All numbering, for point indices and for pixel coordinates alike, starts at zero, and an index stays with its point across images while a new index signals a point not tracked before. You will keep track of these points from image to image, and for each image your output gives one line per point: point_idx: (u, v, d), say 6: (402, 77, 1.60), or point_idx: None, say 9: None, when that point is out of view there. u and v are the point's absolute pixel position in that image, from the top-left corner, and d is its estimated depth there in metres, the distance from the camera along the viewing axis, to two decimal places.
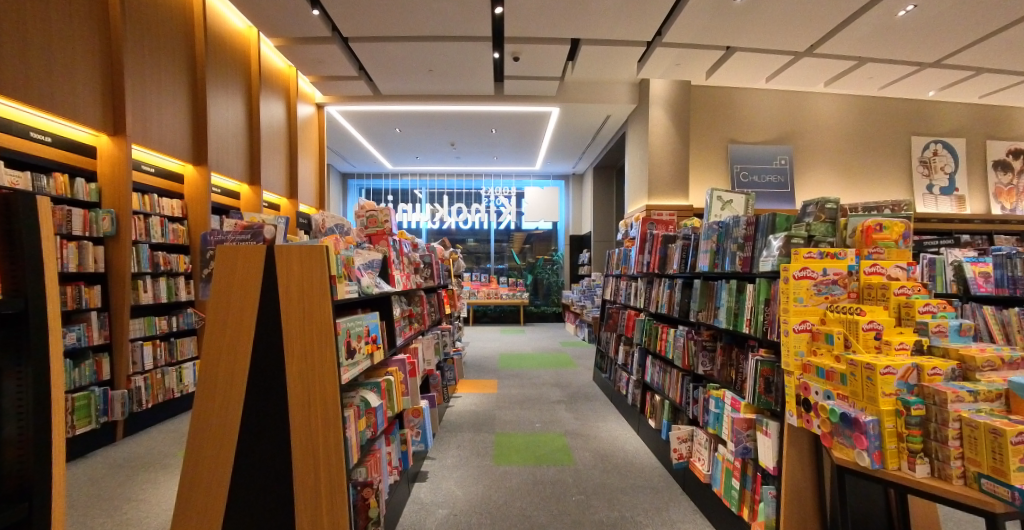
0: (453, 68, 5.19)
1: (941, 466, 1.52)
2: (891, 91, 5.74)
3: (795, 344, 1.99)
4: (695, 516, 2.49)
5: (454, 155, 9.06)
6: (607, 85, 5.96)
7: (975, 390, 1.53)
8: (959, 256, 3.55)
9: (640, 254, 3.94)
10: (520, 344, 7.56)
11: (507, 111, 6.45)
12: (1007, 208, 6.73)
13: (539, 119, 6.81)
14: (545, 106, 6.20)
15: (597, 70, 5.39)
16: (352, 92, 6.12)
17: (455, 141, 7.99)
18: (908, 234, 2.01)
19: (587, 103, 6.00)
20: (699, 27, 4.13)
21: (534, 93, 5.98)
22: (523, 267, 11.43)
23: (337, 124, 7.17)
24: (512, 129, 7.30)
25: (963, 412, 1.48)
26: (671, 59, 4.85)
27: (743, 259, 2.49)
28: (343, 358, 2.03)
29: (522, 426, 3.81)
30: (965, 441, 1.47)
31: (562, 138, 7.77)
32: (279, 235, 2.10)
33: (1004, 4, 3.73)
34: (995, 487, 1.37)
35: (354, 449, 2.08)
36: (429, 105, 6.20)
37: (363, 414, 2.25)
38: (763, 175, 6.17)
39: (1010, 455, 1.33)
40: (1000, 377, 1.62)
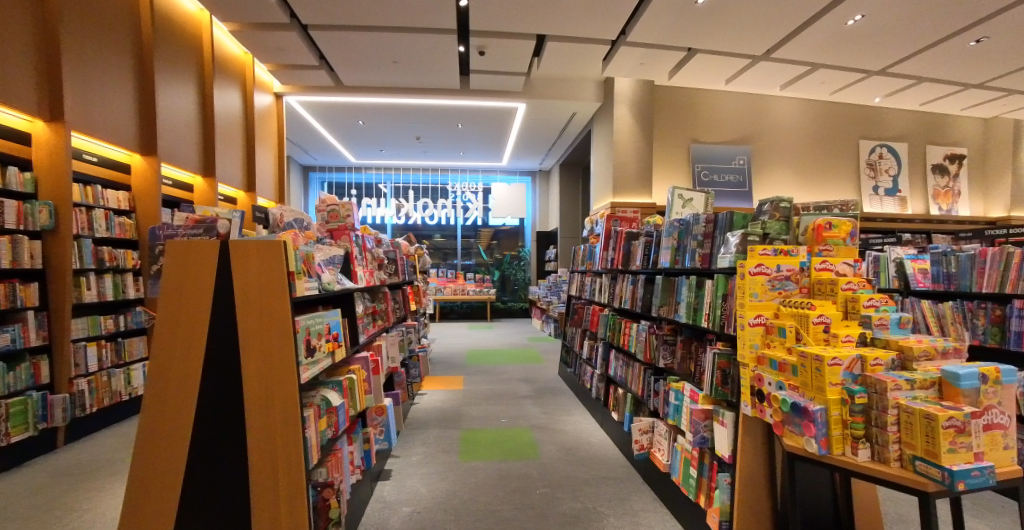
0: (418, 61, 5.10)
1: (880, 450, 1.62)
2: (841, 97, 6.04)
3: (751, 337, 2.07)
4: (656, 505, 2.55)
5: (420, 149, 8.92)
6: (572, 82, 6.01)
7: (911, 379, 1.64)
8: (899, 254, 3.72)
9: (605, 251, 4.00)
10: (486, 340, 7.55)
11: (473, 105, 6.39)
12: (945, 208, 7.22)
13: (506, 115, 6.79)
14: (511, 102, 6.19)
15: (563, 67, 5.42)
16: (314, 83, 5.92)
17: (421, 135, 7.88)
18: (855, 233, 2.15)
19: (554, 100, 6.04)
20: (662, 28, 4.20)
21: (500, 89, 5.96)
22: (490, 263, 11.45)
23: (297, 115, 6.90)
24: (478, 124, 7.23)
25: (901, 399, 1.59)
26: (636, 59, 4.92)
27: (703, 256, 2.56)
28: (302, 356, 1.96)
29: (489, 421, 3.80)
30: (901, 426, 1.58)
31: (528, 134, 7.77)
32: (234, 230, 2.03)
33: (941, 18, 3.99)
34: (928, 468, 1.47)
35: (315, 449, 2.02)
36: (394, 97, 6.07)
37: (324, 413, 2.19)
38: (723, 175, 6.37)
39: (942, 438, 1.44)
40: (934, 366, 1.75)
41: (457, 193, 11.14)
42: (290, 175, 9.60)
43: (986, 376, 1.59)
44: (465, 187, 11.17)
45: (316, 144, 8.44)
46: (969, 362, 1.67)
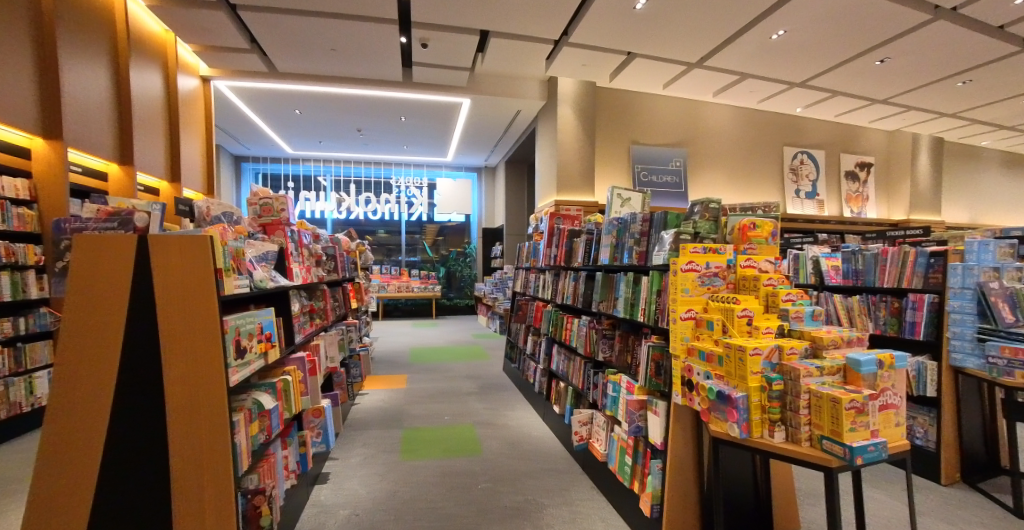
0: (358, 50, 4.93)
1: (793, 432, 1.77)
2: (768, 106, 6.48)
3: (682, 330, 2.18)
4: (593, 494, 2.63)
5: (363, 142, 8.63)
6: (517, 80, 6.05)
7: (821, 367, 1.81)
8: (815, 252, 3.87)
9: (548, 248, 4.06)
10: (431, 337, 7.46)
11: (416, 98, 6.26)
12: (855, 211, 7.96)
13: (451, 109, 6.72)
14: (455, 96, 6.13)
15: (507, 64, 5.43)
16: (246, 68, 5.56)
17: (362, 127, 7.63)
18: (775, 233, 2.35)
19: (499, 97, 6.06)
20: (603, 30, 4.31)
21: (444, 83, 5.88)
22: (436, 259, 11.34)
23: (225, 100, 6.42)
24: (421, 117, 7.11)
25: (811, 385, 1.75)
26: (579, 60, 5.02)
27: (640, 253, 2.66)
28: (231, 359, 1.84)
29: (432, 419, 3.76)
30: (811, 409, 1.75)
31: (473, 130, 7.73)
32: (154, 224, 1.88)
33: (851, 38, 4.39)
34: (833, 446, 1.63)
35: (245, 455, 1.91)
36: (334, 86, 5.85)
37: (256, 417, 2.08)
38: (662, 175, 6.66)
39: (844, 418, 1.61)
40: (840, 353, 1.94)
41: (402, 188, 10.85)
42: (219, 165, 8.96)
43: (882, 362, 1.79)
44: (409, 182, 10.87)
45: (249, 132, 7.95)
46: (869, 349, 1.87)
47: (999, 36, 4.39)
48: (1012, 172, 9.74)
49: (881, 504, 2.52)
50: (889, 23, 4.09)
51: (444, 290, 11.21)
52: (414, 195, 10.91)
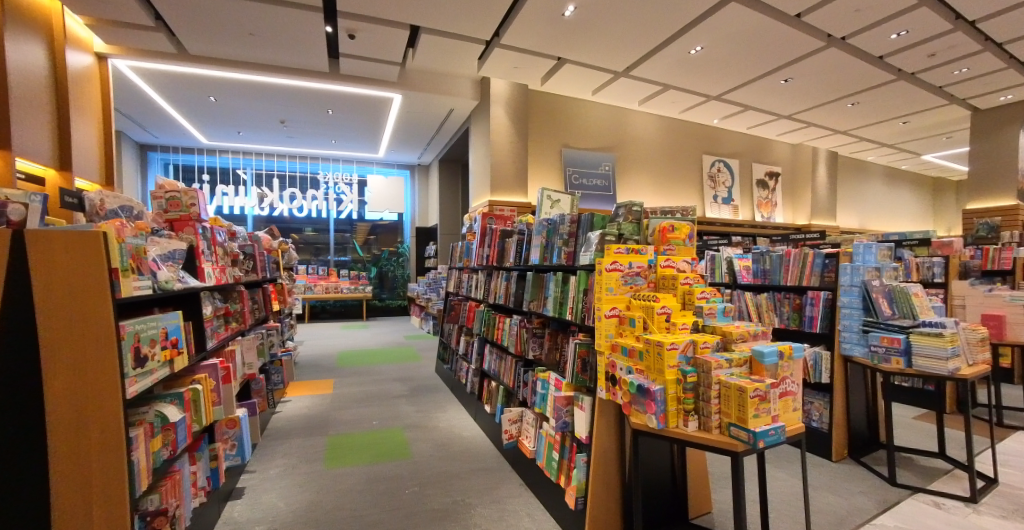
0: (280, 36, 4.66)
1: (705, 420, 1.91)
2: (689, 115, 6.91)
3: (607, 327, 2.26)
4: (521, 490, 2.67)
5: (286, 134, 8.15)
6: (450, 78, 6.03)
7: (729, 359, 1.97)
8: (729, 253, 4.10)
9: (481, 248, 4.06)
10: (361, 340, 7.21)
11: (344, 90, 6.01)
12: (766, 216, 8.73)
13: (381, 104, 6.52)
14: (385, 91, 5.96)
15: (440, 61, 5.36)
16: (149, 47, 5.05)
17: (286, 119, 7.21)
18: (691, 235, 2.51)
19: (431, 94, 5.98)
20: (533, 33, 4.38)
21: (374, 76, 5.71)
22: (367, 259, 11.01)
23: (124, 81, 5.77)
24: (350, 111, 6.84)
25: (721, 376, 1.89)
26: (510, 61, 5.07)
27: (568, 253, 2.73)
28: (128, 367, 1.66)
29: (359, 425, 3.63)
30: (720, 399, 1.89)
31: (404, 126, 7.55)
32: (32, 217, 1.66)
33: (761, 58, 4.79)
34: (739, 432, 1.77)
35: (145, 474, 1.73)
36: (253, 74, 5.48)
37: (158, 431, 1.89)
38: (591, 179, 6.91)
39: (749, 406, 1.75)
40: (747, 346, 2.13)
41: (329, 184, 10.36)
42: (120, 153, 8.05)
43: (782, 353, 1.98)
44: (339, 178, 10.46)
45: (155, 119, 7.23)
46: (772, 342, 2.05)
47: (879, 64, 4.98)
48: (890, 183, 11.13)
49: (780, 482, 2.77)
50: (790, 46, 4.52)
51: (376, 290, 10.98)
52: (344, 191, 10.51)
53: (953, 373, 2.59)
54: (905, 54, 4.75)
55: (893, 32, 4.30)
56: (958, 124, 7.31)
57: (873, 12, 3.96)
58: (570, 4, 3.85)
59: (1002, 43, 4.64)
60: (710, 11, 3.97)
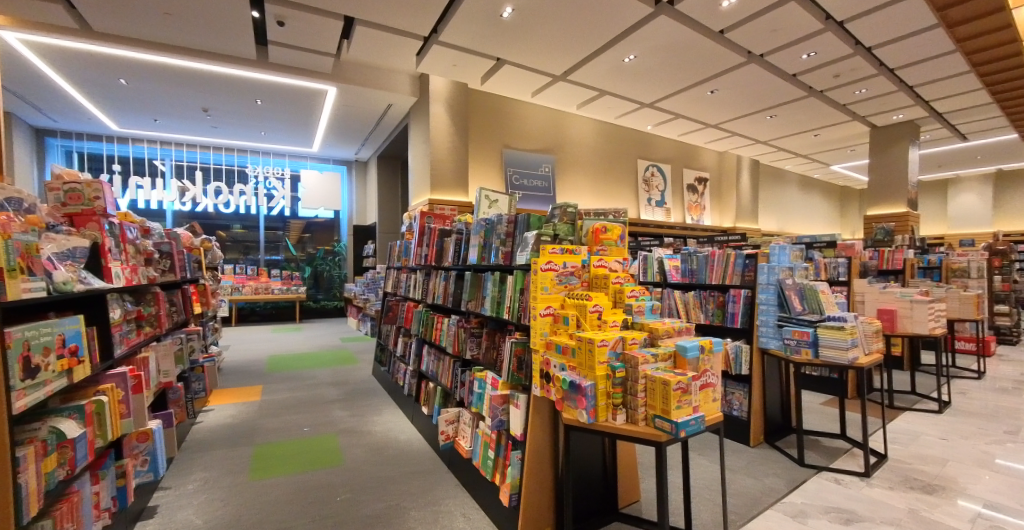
0: (202, 18, 4.35)
1: (632, 413, 2.00)
2: (625, 121, 7.19)
3: (541, 326, 2.30)
4: (456, 491, 2.66)
5: (211, 124, 7.63)
6: (386, 72, 5.95)
7: (655, 354, 2.07)
8: (660, 253, 4.23)
9: (419, 247, 4.00)
10: (293, 343, 6.88)
11: (274, 80, 5.70)
12: (695, 219, 9.26)
13: (315, 96, 6.25)
14: (318, 83, 5.75)
15: (377, 55, 5.22)
16: (45, 20, 4.52)
17: (209, 107, 6.75)
18: (622, 236, 2.62)
19: (367, 88, 5.85)
20: (471, 33, 4.38)
21: (305, 67, 5.48)
22: (301, 259, 10.62)
23: (14, 56, 5.13)
24: (280, 102, 6.50)
25: (647, 370, 1.99)
26: (449, 59, 5.03)
27: (505, 253, 2.76)
28: (14, 380, 1.49)
29: (289, 432, 3.47)
30: (646, 392, 1.99)
31: (339, 120, 7.29)
32: None
33: (692, 69, 5.07)
34: (663, 423, 1.87)
35: (34, 499, 1.54)
36: (172, 57, 5.07)
37: (52, 450, 1.70)
38: (532, 180, 7.01)
39: (672, 398, 1.85)
40: (672, 341, 2.25)
41: (258, 178, 9.65)
42: (11, 138, 7.15)
43: (703, 347, 2.11)
44: (269, 171, 9.75)
45: (56, 101, 6.51)
46: (694, 337, 2.18)
47: (794, 82, 5.43)
48: (805, 190, 12.18)
49: (702, 468, 2.94)
50: (716, 60, 4.82)
51: (311, 291, 10.74)
52: (275, 186, 9.83)
53: (853, 362, 2.88)
54: (815, 73, 5.21)
55: (803, 53, 4.70)
56: (862, 138, 8.12)
57: (785, 34, 4.31)
58: (507, 5, 3.88)
59: (894, 68, 5.21)
60: (641, 22, 4.14)
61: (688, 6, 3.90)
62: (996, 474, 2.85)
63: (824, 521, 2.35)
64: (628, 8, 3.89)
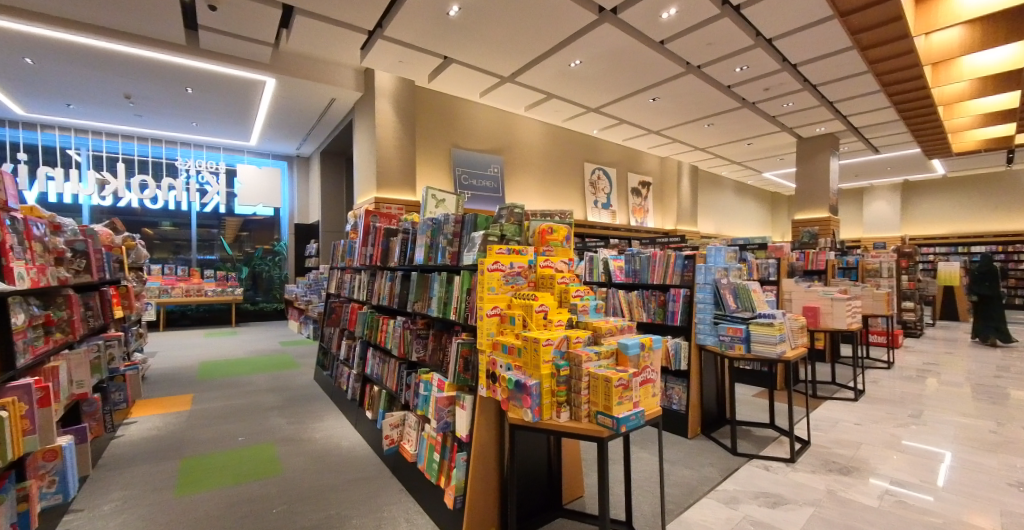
0: None
1: (575, 410, 2.03)
2: (573, 124, 7.34)
3: (488, 326, 2.29)
4: (401, 496, 2.61)
5: (134, 112, 7.04)
6: (328, 66, 5.78)
7: (598, 352, 2.12)
8: (606, 254, 4.38)
9: (364, 247, 3.89)
10: (227, 349, 6.45)
11: (207, 67, 5.34)
12: (639, 221, 9.61)
13: (252, 87, 5.92)
14: (255, 73, 5.47)
15: (320, 48, 5.03)
16: None
17: (132, 94, 6.22)
18: (568, 237, 2.66)
19: (307, 80, 5.64)
20: (417, 29, 4.32)
21: (241, 56, 5.19)
22: (238, 258, 10.03)
23: None
24: (214, 92, 6.11)
25: (591, 368, 2.03)
26: (394, 55, 4.91)
27: (452, 253, 2.73)
28: None
29: (221, 443, 3.26)
30: (590, 389, 2.03)
31: (279, 112, 6.93)
32: None
33: (637, 76, 5.26)
34: (605, 419, 1.92)
35: None
36: (88, 37, 4.63)
37: None
38: (481, 180, 7.00)
39: (614, 394, 1.90)
40: (614, 339, 2.31)
41: (190, 172, 9.12)
42: None
43: (643, 344, 2.18)
44: (202, 165, 9.24)
45: None
46: (636, 335, 2.25)
47: (729, 93, 5.77)
48: (740, 196, 12.99)
49: (641, 461, 3.05)
50: (658, 69, 5.03)
51: (249, 292, 10.11)
52: (208, 180, 9.34)
53: (780, 355, 3.10)
54: (747, 86, 5.56)
55: (737, 66, 5.01)
56: (790, 148, 8.76)
57: (719, 47, 4.58)
58: (453, 4, 3.86)
59: (816, 85, 5.66)
60: (586, 28, 4.25)
61: (631, 16, 4.03)
62: (902, 454, 3.15)
63: (753, 505, 2.50)
64: (572, 14, 3.98)
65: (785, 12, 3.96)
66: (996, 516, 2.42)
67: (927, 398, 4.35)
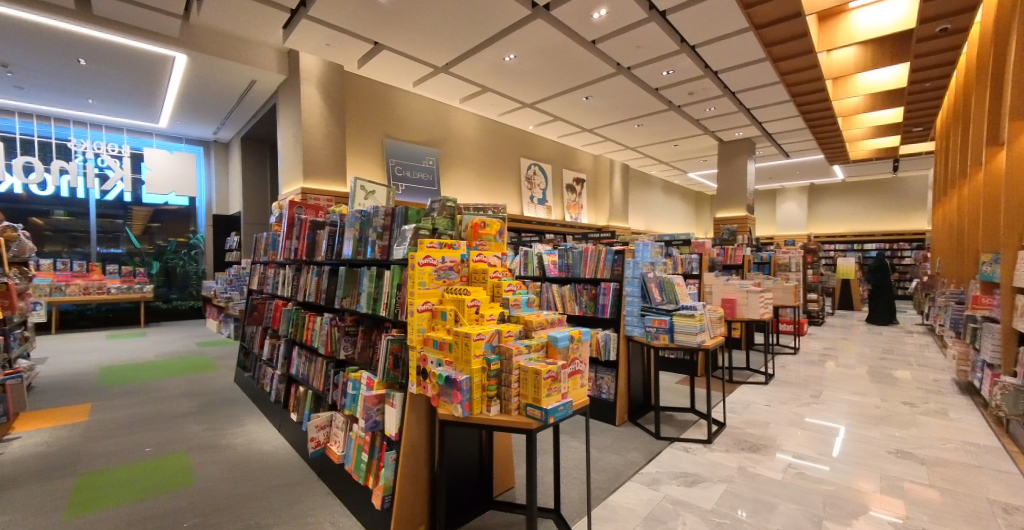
0: None
1: (505, 404, 2.05)
2: (509, 119, 7.37)
3: (419, 322, 2.23)
4: (327, 499, 2.51)
5: (14, 84, 6.14)
6: (248, 44, 5.42)
7: (528, 345, 2.15)
8: (540, 249, 4.45)
9: (288, 240, 3.68)
10: (131, 351, 5.86)
11: (102, 37, 4.77)
12: (574, 217, 9.88)
13: (158, 62, 5.37)
14: (161, 47, 4.98)
15: (238, 24, 4.66)
16: None
17: (9, 62, 5.42)
18: (501, 232, 2.66)
19: (223, 59, 5.24)
20: (345, 12, 4.13)
21: (146, 27, 4.70)
22: (147, 252, 9.14)
23: None
24: (113, 65, 5.48)
25: (521, 361, 2.05)
26: (320, 37, 4.65)
27: (382, 247, 2.64)
28: None
29: (124, 456, 2.96)
30: (519, 382, 2.05)
31: (192, 92, 6.34)
32: None
33: (572, 74, 5.37)
34: (534, 411, 1.95)
35: None
36: None
37: None
38: (416, 172, 6.84)
39: (542, 386, 1.94)
40: (545, 333, 2.35)
41: (87, 155, 8.14)
42: None
43: (572, 337, 2.24)
44: (101, 148, 8.25)
45: None
46: (565, 327, 2.30)
47: (657, 95, 6.05)
48: (667, 194, 13.76)
49: (572, 450, 3.16)
50: (591, 68, 5.17)
51: (161, 289, 9.25)
52: (109, 165, 8.39)
53: (700, 344, 3.32)
54: (673, 89, 5.87)
55: (663, 69, 5.26)
56: (711, 150, 9.40)
57: (647, 51, 4.78)
58: None
59: (735, 92, 6.10)
60: (518, 23, 4.27)
61: (562, 13, 4.09)
62: (804, 430, 3.50)
63: (673, 485, 2.66)
64: (504, 7, 3.98)
65: (705, 22, 4.22)
66: (877, 480, 2.75)
67: (825, 379, 4.86)
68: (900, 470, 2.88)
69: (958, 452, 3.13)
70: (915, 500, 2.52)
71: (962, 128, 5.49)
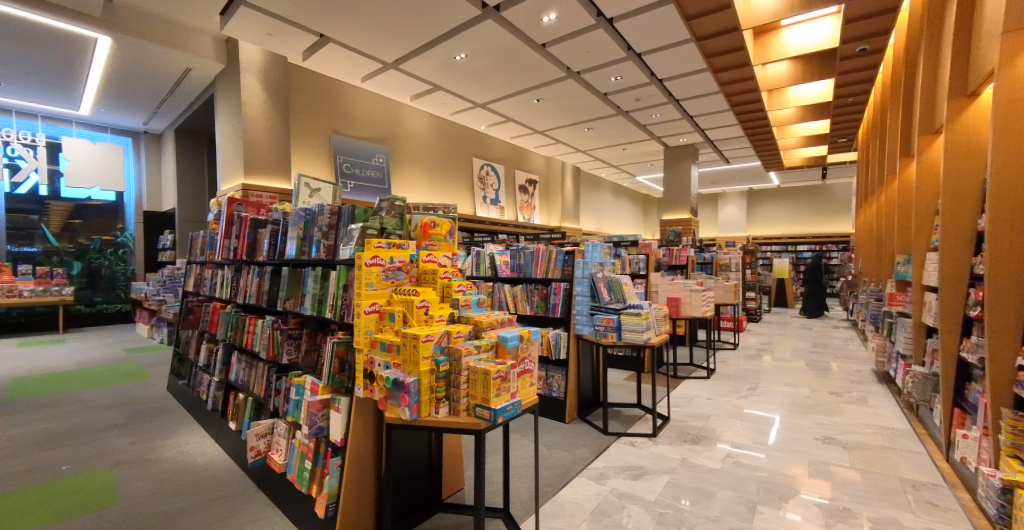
0: None
1: (454, 405, 2.04)
2: (461, 119, 7.33)
3: (366, 324, 2.17)
4: (268, 510, 2.40)
5: None
6: (181, 29, 5.07)
7: (478, 345, 2.14)
8: (492, 249, 4.45)
9: (226, 239, 3.48)
10: (45, 360, 5.33)
11: (7, 12, 4.29)
12: (526, 217, 10.00)
13: (76, 43, 4.92)
14: (81, 26, 4.56)
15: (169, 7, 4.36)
16: None
17: None
18: (452, 232, 2.65)
19: (153, 44, 4.88)
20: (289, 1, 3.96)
21: (61, 4, 4.28)
22: (66, 251, 8.38)
23: None
24: (23, 44, 4.96)
25: (470, 362, 2.04)
26: (260, 27, 4.42)
27: (327, 247, 2.56)
28: None
29: (34, 475, 2.69)
30: (468, 383, 2.05)
31: (117, 77, 5.86)
32: None
33: (523, 75, 5.41)
34: (482, 412, 1.95)
35: None
36: None
37: None
38: (365, 170, 6.68)
39: (491, 386, 1.94)
40: (495, 333, 2.35)
41: None
42: None
43: (522, 336, 2.26)
44: (12, 136, 7.43)
45: None
46: (516, 327, 2.32)
47: (606, 100, 6.23)
48: (617, 196, 14.22)
49: (522, 448, 3.19)
50: (542, 70, 5.24)
51: (82, 291, 8.49)
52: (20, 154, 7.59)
53: (646, 342, 3.44)
54: (621, 95, 6.05)
55: (613, 75, 5.42)
56: (657, 155, 9.80)
57: (596, 56, 4.91)
58: None
59: (679, 100, 6.38)
60: (469, 22, 4.26)
61: (512, 15, 4.12)
62: (743, 421, 3.72)
63: (619, 479, 2.75)
64: (452, 5, 3.96)
65: (652, 31, 4.39)
66: (806, 465, 2.96)
67: (762, 373, 5.19)
68: (826, 454, 3.13)
69: (875, 436, 3.43)
70: (838, 482, 2.74)
71: (879, 140, 6.02)
